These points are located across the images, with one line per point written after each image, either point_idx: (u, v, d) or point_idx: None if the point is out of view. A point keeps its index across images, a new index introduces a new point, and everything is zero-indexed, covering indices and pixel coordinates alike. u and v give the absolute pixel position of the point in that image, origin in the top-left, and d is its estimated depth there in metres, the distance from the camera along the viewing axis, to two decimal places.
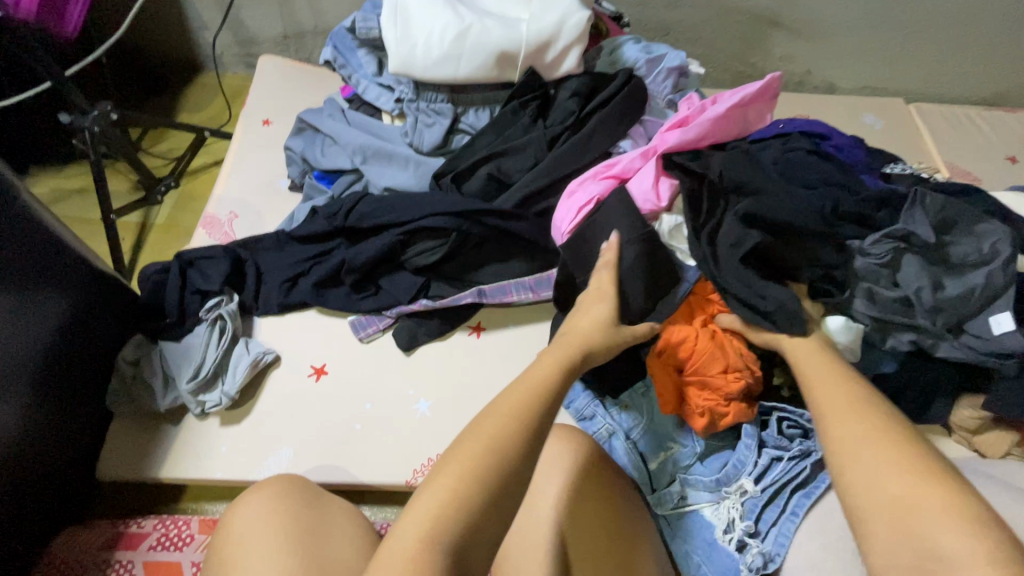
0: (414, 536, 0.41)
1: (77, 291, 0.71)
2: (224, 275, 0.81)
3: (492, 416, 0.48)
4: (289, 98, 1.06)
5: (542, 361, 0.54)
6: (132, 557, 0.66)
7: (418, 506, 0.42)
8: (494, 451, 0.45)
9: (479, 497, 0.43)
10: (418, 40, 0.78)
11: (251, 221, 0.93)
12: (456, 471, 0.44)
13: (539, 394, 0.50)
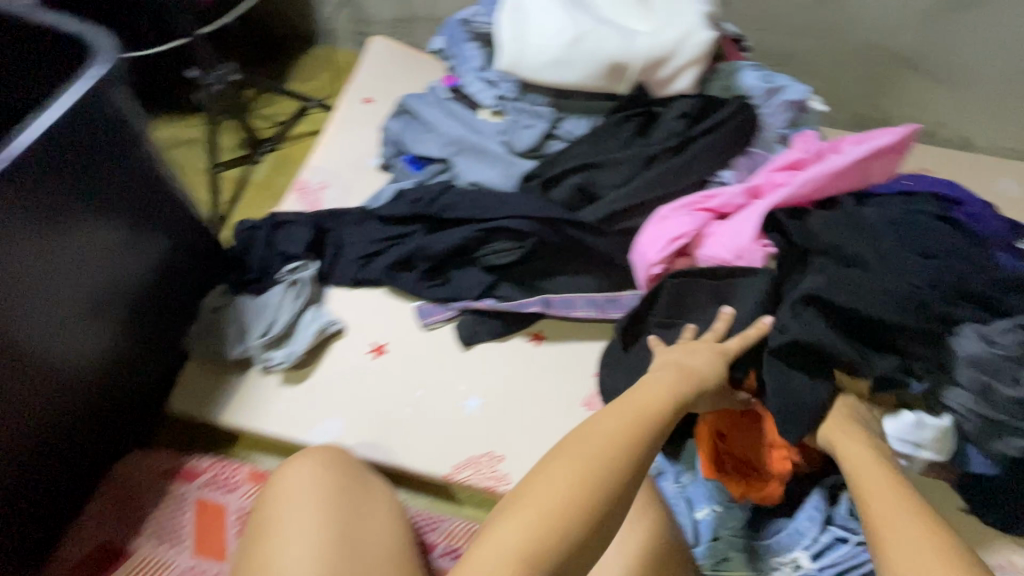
0: (511, 552, 0.37)
1: (176, 229, 0.76)
2: (307, 240, 0.84)
3: (595, 433, 0.44)
4: (393, 81, 1.09)
5: (646, 387, 0.50)
6: (186, 491, 0.71)
7: (513, 517, 0.39)
8: (596, 470, 0.41)
9: (582, 518, 0.38)
10: (532, 41, 0.78)
11: (339, 193, 0.96)
12: (558, 484, 0.40)
13: (644, 415, 0.46)
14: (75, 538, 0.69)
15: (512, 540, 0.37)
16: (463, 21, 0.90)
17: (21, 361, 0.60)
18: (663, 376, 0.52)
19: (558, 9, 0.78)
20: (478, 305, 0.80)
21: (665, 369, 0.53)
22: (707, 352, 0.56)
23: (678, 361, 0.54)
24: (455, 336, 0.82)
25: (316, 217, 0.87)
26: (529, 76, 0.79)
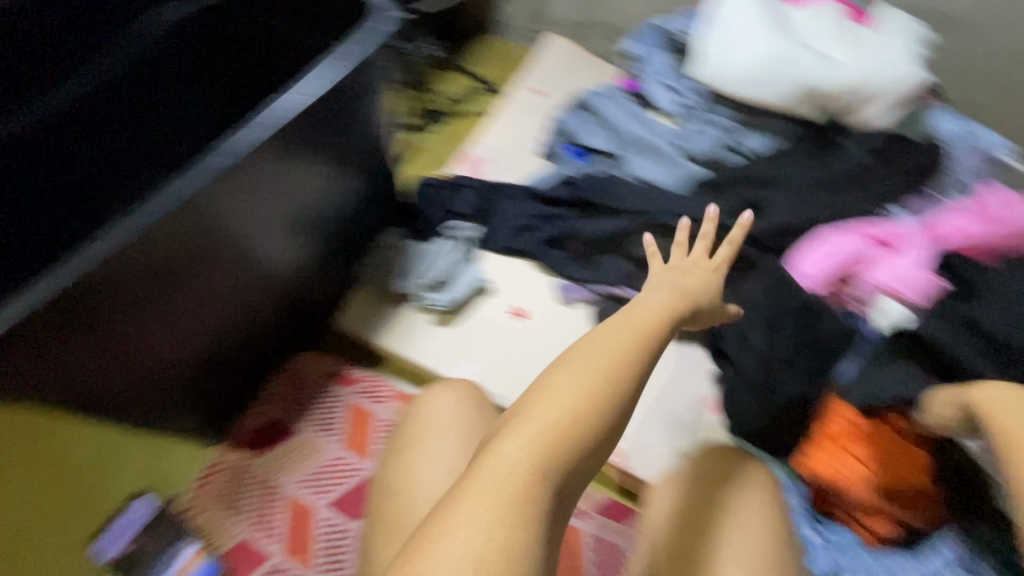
0: (519, 463, 0.38)
1: (369, 173, 0.85)
2: (476, 204, 0.94)
3: (580, 354, 0.43)
4: (563, 79, 1.18)
5: (640, 312, 0.48)
6: (345, 395, 0.83)
7: (515, 437, 0.39)
8: (594, 392, 0.41)
9: (583, 432, 0.40)
10: (736, 56, 0.83)
11: (502, 169, 1.05)
12: (558, 404, 0.41)
13: (630, 332, 0.46)
14: (254, 411, 0.82)
15: (519, 454, 0.38)
16: (663, 31, 0.97)
17: (236, 257, 0.70)
18: (655, 301, 0.50)
19: (766, 27, 0.82)
20: (618, 293, 0.85)
21: (650, 291, 0.52)
22: (691, 288, 0.53)
23: (667, 290, 0.52)
24: (591, 317, 0.87)
25: (486, 186, 0.96)
26: (725, 87, 0.84)
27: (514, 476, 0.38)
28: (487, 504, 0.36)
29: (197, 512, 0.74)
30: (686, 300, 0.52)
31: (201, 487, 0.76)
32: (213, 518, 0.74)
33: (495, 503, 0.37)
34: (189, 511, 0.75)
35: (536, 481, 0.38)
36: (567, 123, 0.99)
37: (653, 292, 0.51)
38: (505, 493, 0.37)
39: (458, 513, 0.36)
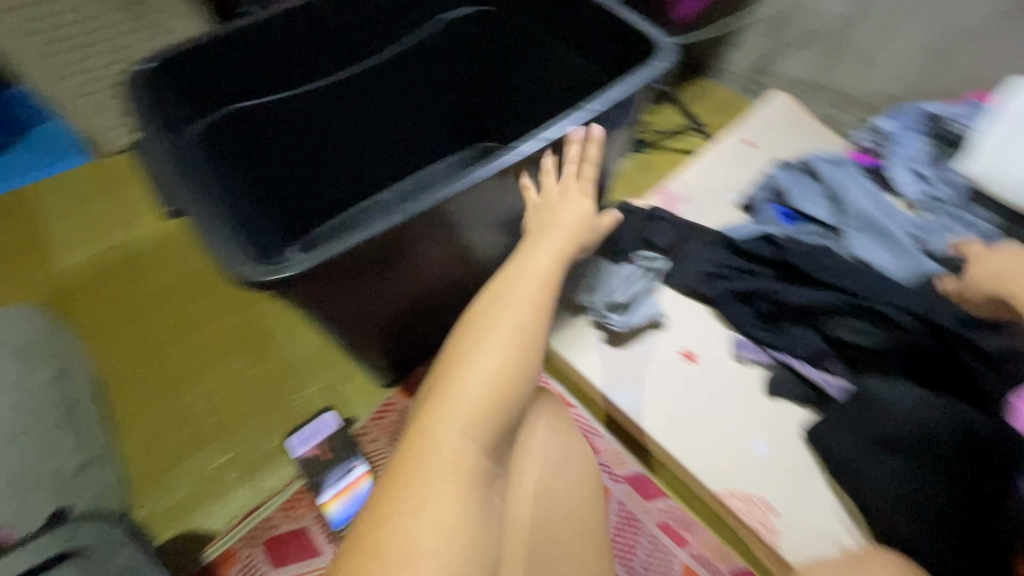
0: (454, 446, 0.51)
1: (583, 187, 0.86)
2: (672, 241, 0.96)
3: (496, 356, 0.55)
4: (781, 137, 1.15)
5: (507, 276, 0.62)
6: None
7: (447, 424, 0.51)
8: (506, 386, 0.54)
9: (497, 410, 0.53)
10: (1016, 165, 0.84)
11: (699, 211, 1.05)
12: (470, 396, 0.52)
13: (518, 317, 0.58)
14: None
15: (459, 445, 0.51)
16: (931, 115, 0.95)
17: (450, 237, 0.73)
18: (538, 266, 0.63)
19: None
20: (800, 367, 0.84)
21: (532, 260, 0.64)
22: (556, 228, 0.66)
23: (523, 258, 0.64)
24: (761, 382, 0.86)
25: (685, 224, 0.97)
26: (995, 190, 0.85)
27: (453, 458, 0.50)
28: (446, 484, 0.49)
29: (372, 443, 0.83)
30: (554, 236, 0.66)
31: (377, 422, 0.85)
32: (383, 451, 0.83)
33: (448, 481, 0.49)
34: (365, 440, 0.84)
35: (476, 455, 0.52)
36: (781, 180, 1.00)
37: (534, 261, 0.63)
38: (449, 472, 0.50)
39: (421, 489, 0.48)
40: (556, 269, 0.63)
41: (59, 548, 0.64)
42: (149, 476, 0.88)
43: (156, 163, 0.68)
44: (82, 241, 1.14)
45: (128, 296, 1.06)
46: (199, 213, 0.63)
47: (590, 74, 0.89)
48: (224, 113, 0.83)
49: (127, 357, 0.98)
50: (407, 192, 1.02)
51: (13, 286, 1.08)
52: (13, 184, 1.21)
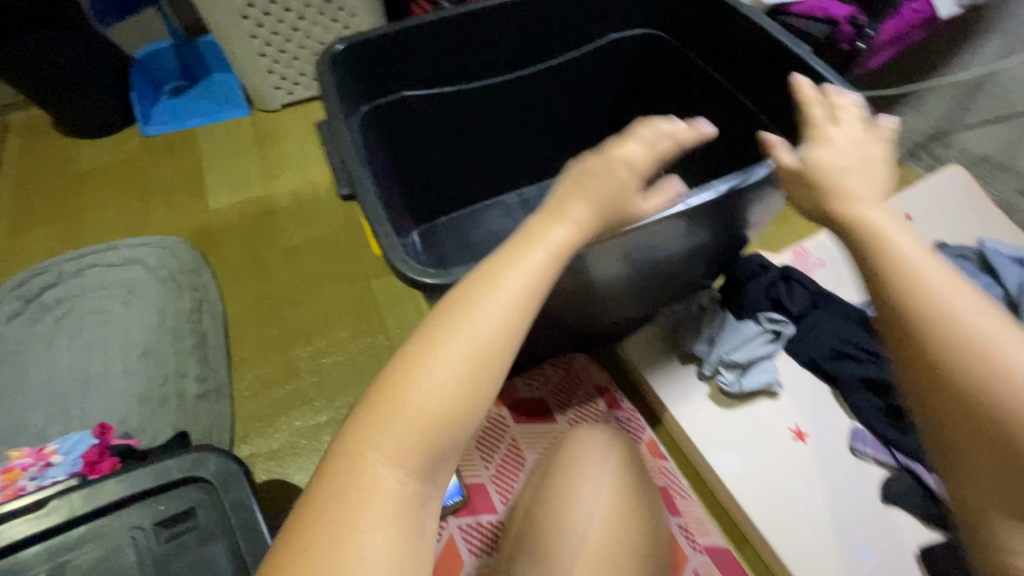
0: (391, 475, 0.41)
1: (728, 240, 0.81)
2: (806, 307, 0.90)
3: (457, 358, 0.43)
4: (950, 217, 1.04)
5: (504, 251, 0.48)
6: (602, 412, 0.86)
7: (390, 445, 0.41)
8: (466, 394, 0.43)
9: (461, 423, 0.43)
10: None
11: (835, 281, 0.99)
12: (427, 411, 0.42)
13: (495, 306, 0.44)
14: (528, 383, 0.88)
15: (408, 471, 0.41)
16: None
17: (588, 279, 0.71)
18: (553, 239, 0.48)
19: None
20: (928, 478, 0.75)
21: (543, 231, 0.49)
22: (596, 184, 0.51)
23: (534, 224, 0.49)
24: (879, 484, 0.79)
25: (821, 292, 0.92)
26: None
27: (396, 490, 0.41)
28: (393, 518, 0.40)
29: None
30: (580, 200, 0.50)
31: None
32: (467, 452, 0.83)
33: (408, 509, 0.41)
34: None
35: (430, 476, 0.43)
36: None
37: (548, 228, 0.49)
38: (395, 504, 0.40)
39: (362, 517, 0.39)
40: (573, 238, 0.49)
41: (190, 472, 0.67)
42: (252, 421, 0.93)
43: (339, 144, 0.69)
44: (233, 188, 1.24)
45: (262, 247, 1.14)
46: (372, 201, 0.64)
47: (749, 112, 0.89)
48: (391, 99, 0.87)
49: (253, 303, 1.06)
50: (530, 198, 1.06)
51: (170, 217, 1.20)
52: (186, 125, 1.35)
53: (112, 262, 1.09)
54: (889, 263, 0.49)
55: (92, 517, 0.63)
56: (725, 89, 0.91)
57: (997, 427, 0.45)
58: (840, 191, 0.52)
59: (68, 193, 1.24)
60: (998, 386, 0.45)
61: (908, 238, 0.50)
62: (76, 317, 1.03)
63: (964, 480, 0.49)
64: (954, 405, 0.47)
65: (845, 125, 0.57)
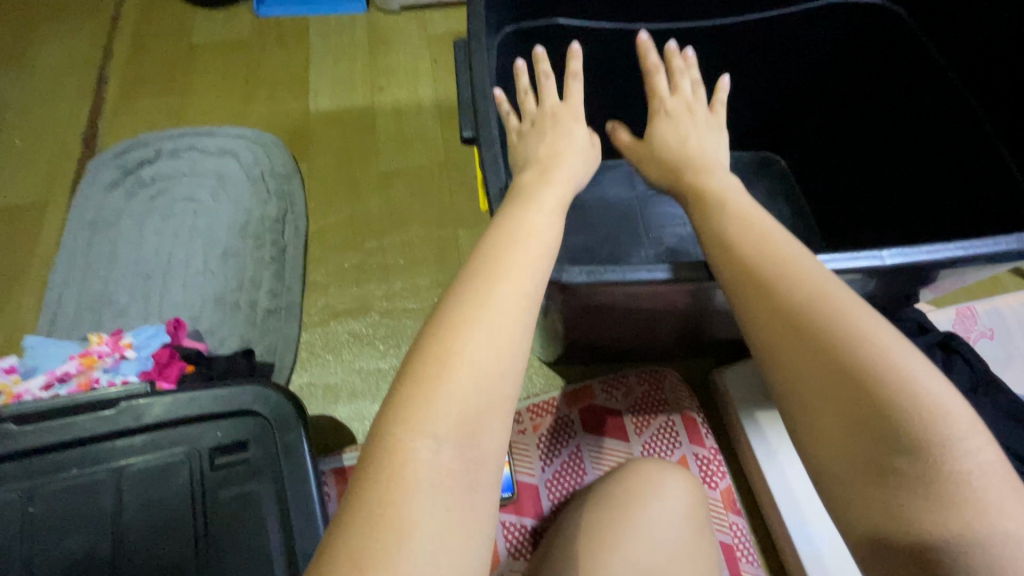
0: (429, 451, 0.32)
1: (896, 294, 0.67)
2: (962, 389, 0.73)
3: (491, 322, 0.36)
4: None
5: (509, 228, 0.44)
6: (682, 442, 0.76)
7: (424, 420, 0.33)
8: (499, 355, 0.36)
9: (502, 384, 0.35)
10: None
11: (1001, 361, 0.81)
12: (463, 381, 0.34)
13: (512, 276, 0.40)
14: (606, 389, 0.79)
15: (452, 453, 0.33)
16: None
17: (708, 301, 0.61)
18: (541, 221, 0.46)
19: None
20: None
21: (530, 212, 0.46)
22: (564, 175, 0.53)
23: (526, 209, 0.47)
24: None
25: (987, 375, 0.74)
26: None
27: (441, 477, 0.32)
28: (447, 509, 0.31)
29: (519, 432, 0.77)
30: (556, 187, 0.51)
31: (533, 413, 0.78)
32: (525, 447, 0.76)
33: (464, 501, 0.32)
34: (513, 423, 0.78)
35: (479, 456, 0.33)
36: None
37: (541, 214, 0.46)
38: (445, 491, 0.31)
39: (406, 506, 0.31)
40: (563, 198, 0.50)
41: (247, 405, 0.64)
42: (315, 347, 0.91)
43: (475, 70, 0.57)
44: (337, 92, 1.16)
45: (355, 164, 1.07)
46: (493, 150, 0.53)
47: (988, 144, 0.70)
48: (542, 22, 0.75)
49: (335, 224, 1.02)
50: None
51: (271, 111, 1.15)
52: (301, 12, 1.26)
53: (209, 150, 1.06)
54: (731, 233, 0.47)
55: (153, 429, 0.63)
56: (967, 106, 0.72)
57: (842, 373, 0.36)
58: (694, 171, 0.57)
59: (179, 64, 1.21)
60: (829, 343, 0.37)
61: (753, 208, 0.49)
62: (168, 200, 1.02)
63: (815, 438, 0.37)
64: (793, 353, 0.39)
65: (681, 97, 0.67)
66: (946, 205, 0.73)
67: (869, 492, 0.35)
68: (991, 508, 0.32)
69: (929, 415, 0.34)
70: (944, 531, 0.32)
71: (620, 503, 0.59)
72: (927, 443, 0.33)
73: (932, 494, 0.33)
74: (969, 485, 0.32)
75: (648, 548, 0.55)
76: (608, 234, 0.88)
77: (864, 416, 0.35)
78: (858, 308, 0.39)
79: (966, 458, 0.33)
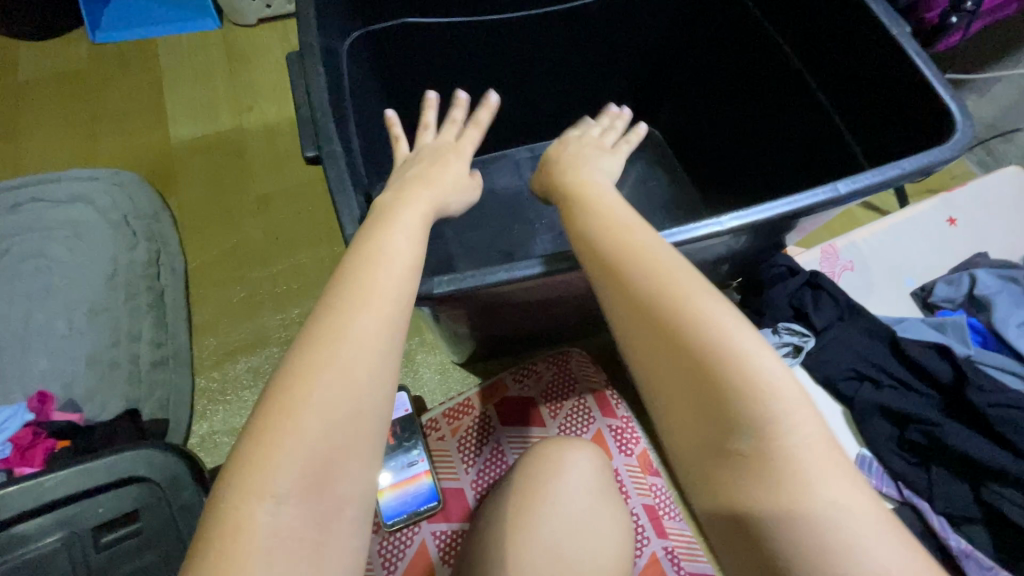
0: (268, 515, 0.30)
1: (764, 245, 0.73)
2: (831, 320, 0.80)
3: (332, 364, 0.34)
4: (994, 224, 0.94)
5: (364, 254, 0.41)
6: (595, 420, 0.78)
7: (263, 481, 0.30)
8: (353, 395, 0.33)
9: (350, 432, 0.33)
10: None
11: (861, 287, 0.90)
12: (309, 431, 0.32)
13: (369, 307, 0.37)
14: (518, 379, 0.80)
15: (297, 510, 0.30)
16: None
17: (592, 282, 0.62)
18: (402, 245, 0.43)
19: None
20: (936, 523, 0.70)
21: (391, 234, 0.43)
22: (426, 191, 0.52)
23: (378, 228, 0.44)
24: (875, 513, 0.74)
25: (850, 303, 0.82)
26: None
27: (284, 539, 0.29)
28: None
29: (438, 439, 0.77)
30: (414, 203, 0.49)
31: (449, 418, 0.78)
32: (446, 453, 0.76)
33: (314, 559, 0.30)
34: (431, 432, 0.78)
35: (332, 506, 0.31)
36: (979, 280, 0.85)
37: (397, 234, 0.44)
38: (285, 557, 0.29)
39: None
40: (422, 215, 0.48)
41: (129, 471, 0.58)
42: (212, 392, 0.86)
43: (314, 86, 0.55)
44: (198, 117, 1.08)
45: (230, 191, 1.01)
46: (338, 168, 0.51)
47: (817, 103, 0.76)
48: (391, 25, 0.74)
49: (215, 259, 0.95)
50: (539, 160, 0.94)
51: (125, 145, 1.05)
52: (144, 33, 1.16)
53: (58, 198, 0.96)
54: (590, 230, 0.49)
55: (10, 525, 0.56)
56: (796, 70, 0.77)
57: (693, 360, 0.38)
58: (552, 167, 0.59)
59: (5, 106, 1.07)
60: (677, 335, 0.39)
61: (620, 205, 0.51)
62: (15, 261, 0.91)
63: (673, 425, 0.39)
64: (647, 346, 0.41)
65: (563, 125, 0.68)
66: (792, 159, 0.80)
67: (717, 474, 0.37)
68: (813, 475, 0.35)
69: (758, 395, 0.37)
70: (772, 497, 0.34)
71: (524, 486, 0.62)
72: (761, 422, 0.36)
73: (765, 473, 0.35)
74: (796, 459, 0.35)
75: (554, 522, 0.59)
76: (501, 226, 0.89)
77: (713, 401, 0.37)
78: (703, 298, 0.41)
79: (792, 434, 0.36)
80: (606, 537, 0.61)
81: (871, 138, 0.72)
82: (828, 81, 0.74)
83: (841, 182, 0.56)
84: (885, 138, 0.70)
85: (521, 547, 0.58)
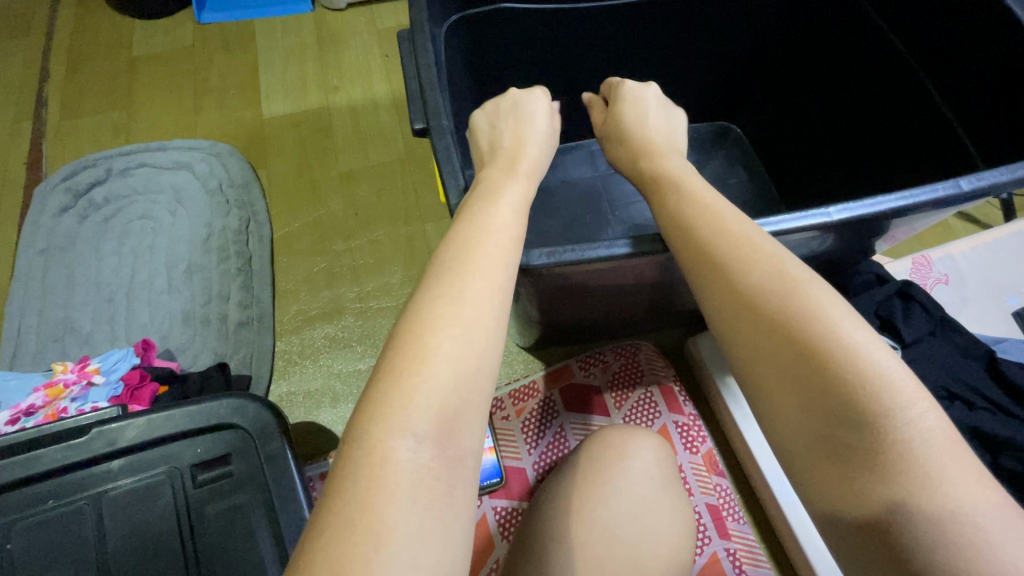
0: (406, 451, 0.31)
1: (852, 249, 0.70)
2: (922, 333, 0.75)
3: (456, 318, 0.36)
4: None
5: (474, 222, 0.42)
6: (661, 414, 0.77)
7: (404, 419, 0.32)
8: (475, 350, 0.35)
9: (469, 385, 0.34)
10: None
11: (954, 301, 0.84)
12: (439, 378, 0.33)
13: (482, 271, 0.39)
14: (584, 367, 0.81)
15: (431, 451, 0.32)
16: None
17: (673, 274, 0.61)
18: (508, 216, 0.44)
19: None
20: None
21: (498, 205, 0.45)
22: (527, 169, 0.52)
23: (488, 201, 0.45)
24: None
25: (944, 318, 0.77)
26: None
27: (421, 476, 0.31)
28: (428, 510, 0.30)
29: (502, 418, 0.78)
30: (520, 180, 0.50)
31: (515, 399, 0.79)
32: (509, 432, 0.77)
33: (445, 496, 0.31)
34: (496, 411, 0.79)
35: (459, 454, 0.33)
36: None
37: (504, 207, 0.45)
38: (424, 493, 0.30)
39: (386, 508, 0.29)
40: (526, 189, 0.49)
41: (226, 419, 0.63)
42: (290, 354, 0.91)
43: (422, 63, 0.57)
44: (288, 95, 1.14)
45: (315, 167, 1.06)
46: (445, 140, 0.52)
47: (930, 102, 0.72)
48: (489, 10, 0.76)
49: (301, 229, 1.00)
50: None
51: (222, 118, 1.12)
52: (244, 15, 1.23)
53: (163, 164, 1.04)
54: (686, 214, 0.47)
55: (129, 452, 0.61)
56: (904, 64, 0.73)
57: (795, 350, 0.37)
58: (644, 154, 0.58)
59: (120, 78, 1.17)
60: (781, 322, 0.38)
61: (711, 189, 0.50)
62: (125, 220, 1.00)
63: (777, 417, 0.38)
64: (744, 333, 0.40)
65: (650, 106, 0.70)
66: (897, 160, 0.76)
67: (825, 469, 0.35)
68: (934, 471, 0.32)
69: (872, 387, 0.34)
70: (885, 490, 0.33)
71: (592, 471, 0.62)
72: (873, 414, 0.34)
73: (880, 466, 0.33)
74: (913, 453, 0.33)
75: (620, 508, 0.59)
76: (575, 213, 0.89)
77: (818, 393, 0.36)
78: (812, 287, 0.39)
79: (908, 426, 0.33)
80: (672, 530, 0.60)
81: (992, 140, 0.67)
82: (943, 75, 0.70)
83: (963, 179, 0.53)
84: (1010, 139, 0.65)
85: (585, 529, 0.58)
